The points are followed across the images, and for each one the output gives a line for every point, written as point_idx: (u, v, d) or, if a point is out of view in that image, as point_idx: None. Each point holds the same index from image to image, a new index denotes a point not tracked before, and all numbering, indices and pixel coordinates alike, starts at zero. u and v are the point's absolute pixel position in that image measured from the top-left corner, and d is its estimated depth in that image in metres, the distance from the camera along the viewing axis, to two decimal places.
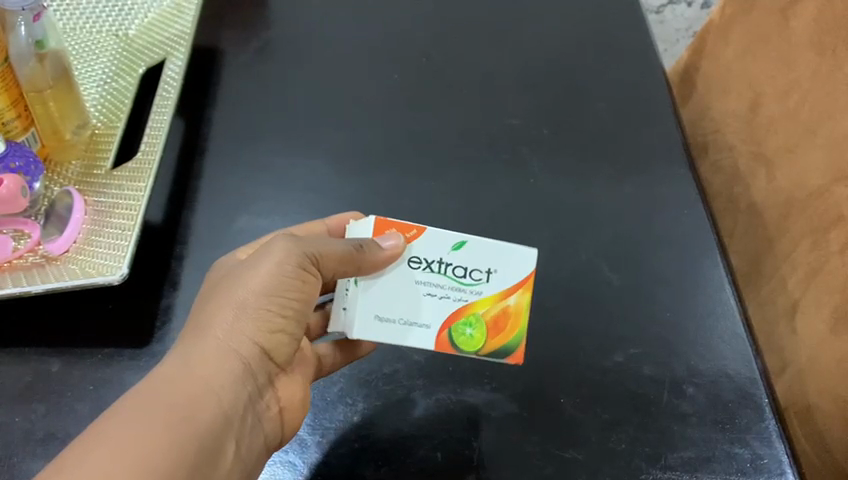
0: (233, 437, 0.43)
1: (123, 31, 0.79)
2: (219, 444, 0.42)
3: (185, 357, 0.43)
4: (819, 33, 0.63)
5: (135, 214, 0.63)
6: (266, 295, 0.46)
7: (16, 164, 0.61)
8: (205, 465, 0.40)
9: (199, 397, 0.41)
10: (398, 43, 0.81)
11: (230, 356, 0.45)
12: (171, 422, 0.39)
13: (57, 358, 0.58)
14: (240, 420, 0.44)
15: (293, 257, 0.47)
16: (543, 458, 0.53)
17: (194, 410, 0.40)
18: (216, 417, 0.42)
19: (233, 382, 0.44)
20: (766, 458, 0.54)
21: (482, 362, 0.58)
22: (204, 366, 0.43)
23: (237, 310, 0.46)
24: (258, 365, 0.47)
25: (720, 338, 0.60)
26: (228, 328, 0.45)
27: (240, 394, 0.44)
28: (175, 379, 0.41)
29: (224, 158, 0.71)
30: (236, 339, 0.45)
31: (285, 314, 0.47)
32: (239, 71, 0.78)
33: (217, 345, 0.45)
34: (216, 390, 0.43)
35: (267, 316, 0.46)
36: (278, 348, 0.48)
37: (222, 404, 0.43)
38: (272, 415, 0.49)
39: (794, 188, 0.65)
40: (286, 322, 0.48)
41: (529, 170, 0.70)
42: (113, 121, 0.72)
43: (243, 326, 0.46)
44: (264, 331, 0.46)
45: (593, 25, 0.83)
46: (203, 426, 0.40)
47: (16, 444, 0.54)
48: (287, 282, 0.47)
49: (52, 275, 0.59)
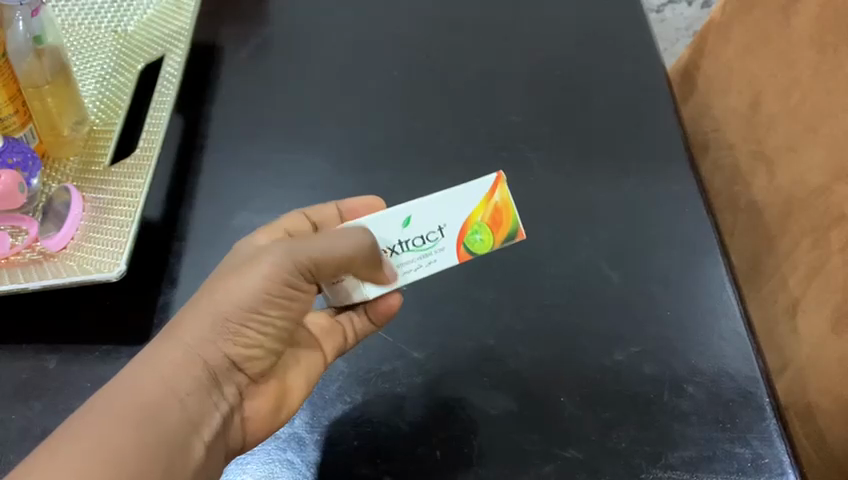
0: (201, 439, 0.43)
1: (120, 28, 0.79)
2: (187, 446, 0.41)
3: (150, 359, 0.42)
4: (820, 31, 0.63)
5: (132, 210, 0.62)
6: (245, 311, 0.45)
7: (14, 160, 0.61)
8: (177, 467, 0.40)
9: (164, 403, 0.41)
10: (398, 41, 0.80)
11: (198, 366, 0.44)
12: (137, 430, 0.38)
13: (54, 355, 0.57)
14: (208, 426, 0.44)
15: (285, 272, 0.46)
16: (543, 456, 0.53)
17: (161, 413, 0.40)
18: (181, 422, 0.41)
19: (198, 388, 0.43)
20: (766, 457, 0.53)
21: (483, 360, 0.58)
22: (169, 374, 0.42)
23: (214, 320, 0.44)
24: (224, 372, 0.46)
25: (720, 337, 0.59)
26: (199, 335, 0.44)
27: (206, 404, 0.44)
28: (137, 382, 0.41)
29: (222, 155, 0.71)
30: (204, 347, 0.44)
31: (261, 329, 0.47)
32: (238, 69, 0.78)
33: (185, 354, 0.43)
34: (180, 394, 0.42)
35: (244, 329, 0.46)
36: (249, 360, 0.47)
37: (187, 410, 0.42)
38: (236, 425, 0.49)
39: (795, 186, 0.65)
40: (263, 335, 0.47)
41: (530, 167, 0.69)
42: (110, 118, 0.72)
43: (216, 338, 0.44)
44: (237, 344, 0.46)
45: (594, 23, 0.82)
46: (167, 434, 0.40)
47: (14, 442, 0.53)
48: (270, 299, 0.46)
49: (49, 271, 0.59)
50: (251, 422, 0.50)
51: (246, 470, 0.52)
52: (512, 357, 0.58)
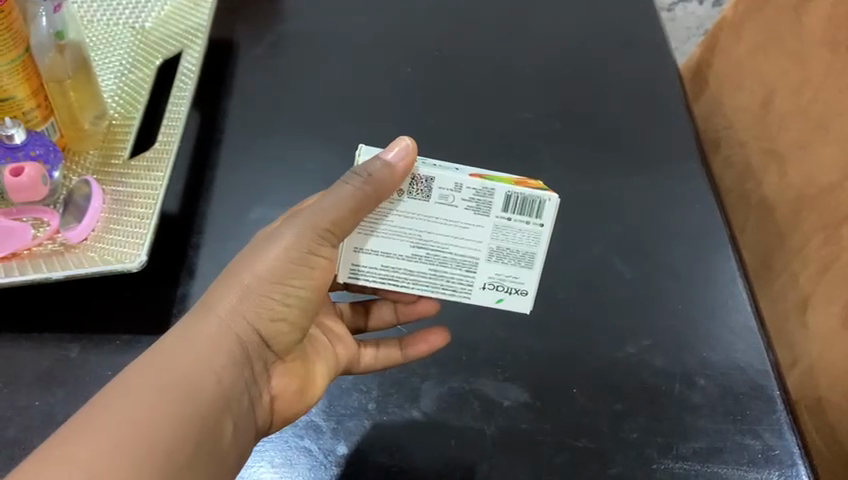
0: (232, 419, 0.44)
1: (138, 24, 0.80)
2: (219, 425, 0.42)
3: (184, 334, 0.43)
4: (833, 31, 0.63)
5: (152, 203, 0.64)
6: (271, 282, 0.46)
7: (36, 152, 0.63)
8: (206, 438, 0.40)
9: (199, 378, 0.42)
10: (411, 39, 0.81)
11: (229, 337, 0.45)
12: (172, 405, 0.39)
13: (75, 344, 0.59)
14: (238, 401, 0.44)
15: (304, 242, 0.47)
16: (556, 447, 0.54)
17: (196, 388, 0.41)
18: (216, 396, 0.42)
19: (233, 364, 0.44)
20: (777, 449, 0.54)
21: (496, 352, 0.59)
22: (201, 346, 0.43)
23: (241, 292, 0.45)
24: (256, 349, 0.47)
25: (731, 330, 0.60)
26: (230, 309, 0.45)
27: (239, 379, 0.45)
28: (176, 357, 0.42)
29: (238, 149, 0.72)
30: (236, 320, 0.45)
31: (287, 302, 0.47)
32: (253, 64, 0.79)
33: (217, 328, 0.44)
34: (215, 368, 0.43)
35: (269, 302, 0.46)
36: (277, 335, 0.48)
37: (222, 384, 0.43)
38: (265, 404, 0.49)
39: (806, 183, 0.65)
40: (289, 310, 0.48)
41: (541, 163, 0.70)
42: (129, 112, 0.73)
43: (245, 309, 0.45)
44: (265, 317, 0.46)
45: (605, 21, 0.83)
46: (201, 406, 0.41)
47: (37, 427, 0.54)
48: (295, 269, 0.47)
49: (71, 262, 0.60)
50: (282, 403, 0.50)
51: (265, 457, 0.53)
52: (525, 350, 0.59)
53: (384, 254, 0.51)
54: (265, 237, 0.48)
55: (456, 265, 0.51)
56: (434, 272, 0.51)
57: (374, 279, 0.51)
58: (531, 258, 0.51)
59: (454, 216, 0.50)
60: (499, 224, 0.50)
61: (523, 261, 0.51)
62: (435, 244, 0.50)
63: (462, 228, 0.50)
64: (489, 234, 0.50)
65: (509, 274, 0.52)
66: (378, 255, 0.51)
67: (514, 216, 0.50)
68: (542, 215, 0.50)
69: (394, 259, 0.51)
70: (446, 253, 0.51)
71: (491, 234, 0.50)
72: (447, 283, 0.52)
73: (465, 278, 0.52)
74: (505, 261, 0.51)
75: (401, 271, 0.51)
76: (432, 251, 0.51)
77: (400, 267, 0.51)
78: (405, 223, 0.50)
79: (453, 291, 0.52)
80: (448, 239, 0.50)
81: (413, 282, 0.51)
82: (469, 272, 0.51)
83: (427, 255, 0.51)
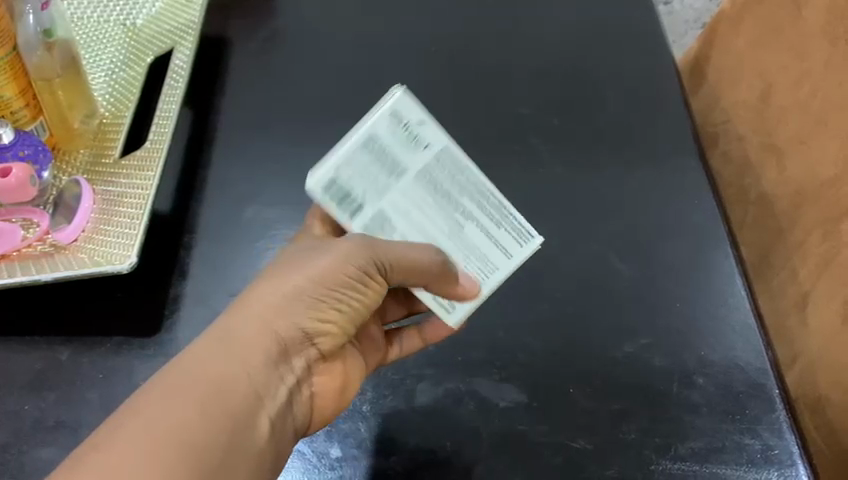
0: (268, 415, 0.44)
1: (129, 21, 0.79)
2: (252, 421, 0.42)
3: (221, 337, 0.44)
4: (830, 24, 0.62)
5: (143, 203, 0.63)
6: (324, 287, 0.48)
7: (24, 152, 0.62)
8: (241, 439, 0.41)
9: (235, 379, 0.42)
10: (405, 33, 0.80)
11: (268, 337, 0.46)
12: (207, 407, 0.40)
13: (65, 347, 0.58)
14: (274, 399, 0.45)
15: (358, 257, 0.47)
16: (553, 448, 0.53)
17: (227, 389, 0.42)
18: (248, 395, 0.43)
19: (268, 363, 0.45)
20: (777, 449, 0.53)
21: (492, 353, 0.58)
22: (236, 345, 0.44)
23: (293, 294, 0.47)
24: (295, 346, 0.48)
25: (733, 330, 0.59)
26: (276, 309, 0.47)
27: (274, 377, 0.46)
28: (207, 362, 0.42)
29: (232, 148, 0.71)
30: (280, 320, 0.47)
31: (338, 308, 0.49)
32: (246, 61, 0.78)
33: (258, 327, 0.46)
34: (248, 368, 0.44)
35: (320, 306, 0.49)
36: (323, 336, 0.50)
37: (254, 382, 0.44)
38: (303, 400, 0.50)
39: (805, 178, 0.64)
40: (337, 315, 0.50)
41: (537, 160, 0.69)
42: (120, 111, 0.72)
43: (294, 310, 0.47)
44: (315, 320, 0.49)
45: (603, 15, 0.82)
46: (235, 407, 0.41)
47: (27, 431, 0.54)
48: (347, 280, 0.49)
49: (61, 264, 0.59)
50: (318, 399, 0.51)
51: None
52: (521, 349, 0.58)
53: (484, 229, 0.50)
54: (328, 243, 0.50)
55: (432, 180, 0.48)
56: (462, 188, 0.49)
57: (515, 225, 0.51)
58: (366, 134, 0.46)
59: (410, 231, 0.49)
60: (377, 196, 0.47)
61: (379, 135, 0.46)
62: (440, 209, 0.49)
63: (401, 211, 0.48)
64: (392, 196, 0.47)
65: (402, 148, 0.47)
66: (495, 236, 0.50)
67: (357, 195, 0.47)
68: (326, 176, 0.46)
69: (484, 222, 0.50)
70: (446, 197, 0.49)
71: (387, 198, 0.47)
72: (457, 168, 0.49)
73: (444, 165, 0.48)
74: (390, 151, 0.47)
75: (491, 204, 0.50)
76: (448, 202, 0.49)
77: (486, 210, 0.50)
78: (461, 246, 0.50)
79: (458, 161, 0.49)
80: (434, 205, 0.49)
81: (483, 186, 0.50)
82: (426, 172, 0.48)
83: (455, 206, 0.49)
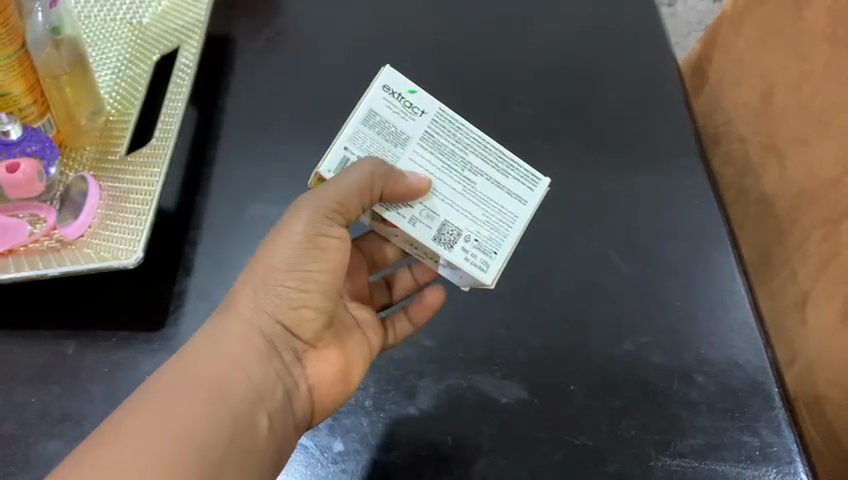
0: (267, 412, 0.48)
1: (135, 19, 0.79)
2: (253, 417, 0.46)
3: (215, 337, 0.48)
4: (830, 26, 0.63)
5: (148, 199, 0.63)
6: (289, 271, 0.50)
7: (31, 148, 0.63)
8: (243, 434, 0.45)
9: (231, 376, 0.47)
10: (409, 33, 0.81)
11: (253, 334, 0.50)
12: (206, 405, 0.44)
13: (71, 341, 0.58)
14: (273, 397, 0.49)
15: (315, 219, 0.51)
16: (553, 443, 0.54)
17: (225, 386, 0.46)
18: (246, 394, 0.47)
19: (259, 359, 0.49)
20: (775, 446, 0.54)
21: (493, 349, 0.58)
22: (227, 345, 0.48)
23: (260, 288, 0.50)
24: (283, 340, 0.51)
25: (731, 328, 0.60)
26: (252, 306, 0.50)
27: (269, 372, 0.50)
28: (205, 363, 0.46)
29: (236, 146, 0.72)
30: (260, 316, 0.50)
31: (305, 288, 0.51)
32: (250, 60, 0.78)
33: (246, 327, 0.50)
34: (245, 366, 0.48)
35: (292, 296, 0.51)
36: (301, 324, 0.52)
37: (252, 380, 0.48)
38: (302, 394, 0.53)
39: (806, 178, 0.65)
40: (309, 296, 0.52)
41: (540, 161, 0.70)
42: (126, 108, 0.73)
43: (265, 304, 0.50)
44: (286, 307, 0.51)
45: (606, 16, 0.82)
46: (233, 404, 0.45)
47: (33, 424, 0.55)
48: (306, 252, 0.51)
49: (68, 259, 0.60)
50: (319, 389, 0.54)
51: None
52: (522, 346, 0.58)
53: (491, 179, 0.52)
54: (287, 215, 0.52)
55: (434, 142, 0.52)
56: (463, 145, 0.52)
57: (522, 171, 0.53)
58: (365, 110, 0.51)
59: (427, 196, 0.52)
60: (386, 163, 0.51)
61: (376, 110, 0.51)
62: (446, 166, 0.52)
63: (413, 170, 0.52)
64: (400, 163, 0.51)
65: (397, 118, 0.51)
66: (504, 185, 0.52)
67: None
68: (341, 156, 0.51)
69: (492, 173, 0.52)
70: (450, 156, 0.52)
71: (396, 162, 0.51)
72: (452, 125, 0.52)
73: (439, 128, 0.52)
74: (390, 123, 0.51)
75: (494, 155, 0.52)
76: (456, 160, 0.52)
77: (490, 161, 0.52)
78: (476, 200, 0.52)
79: (452, 121, 0.52)
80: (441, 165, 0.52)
81: (481, 141, 0.52)
82: (425, 135, 0.52)
83: (462, 164, 0.52)
